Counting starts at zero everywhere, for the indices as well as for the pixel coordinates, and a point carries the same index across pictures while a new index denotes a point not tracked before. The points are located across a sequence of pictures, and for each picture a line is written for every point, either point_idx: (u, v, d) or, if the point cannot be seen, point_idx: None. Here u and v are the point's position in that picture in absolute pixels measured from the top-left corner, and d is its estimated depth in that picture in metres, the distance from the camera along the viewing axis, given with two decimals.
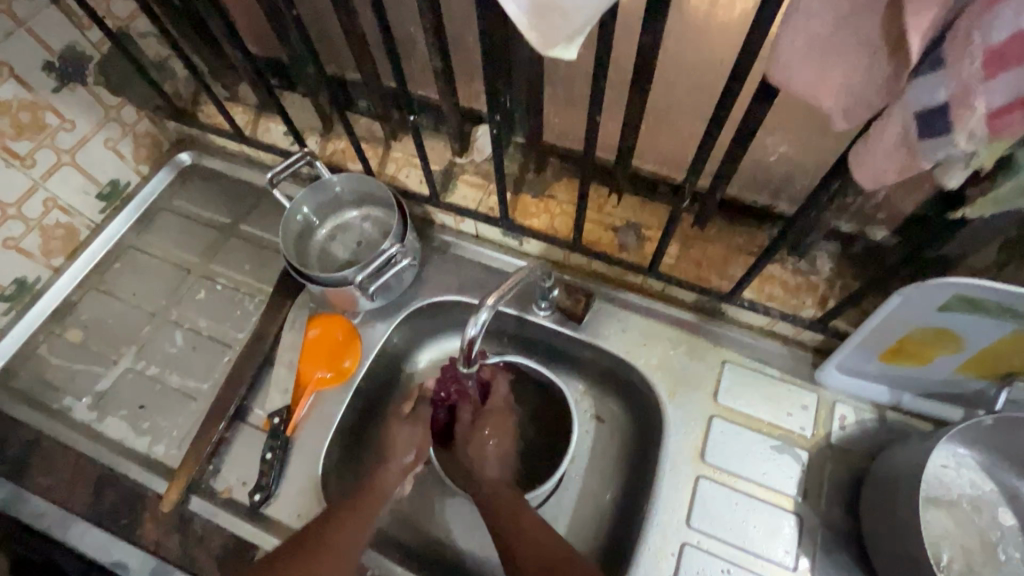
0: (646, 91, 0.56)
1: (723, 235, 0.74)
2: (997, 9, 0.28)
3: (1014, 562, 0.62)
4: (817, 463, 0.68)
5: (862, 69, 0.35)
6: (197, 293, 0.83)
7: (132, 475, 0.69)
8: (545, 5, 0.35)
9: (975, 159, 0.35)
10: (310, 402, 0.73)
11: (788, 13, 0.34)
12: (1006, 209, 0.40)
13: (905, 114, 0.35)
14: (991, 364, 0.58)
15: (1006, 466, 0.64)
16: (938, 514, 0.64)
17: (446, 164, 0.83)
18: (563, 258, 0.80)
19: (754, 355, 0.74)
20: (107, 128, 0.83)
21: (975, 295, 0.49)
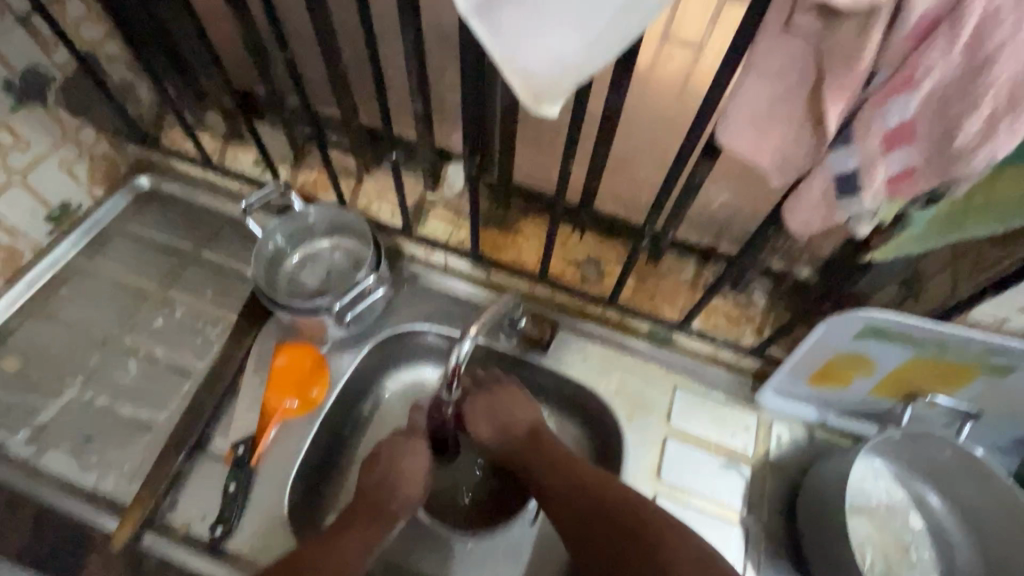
0: (610, 142, 0.63)
1: (673, 271, 0.82)
2: (890, 102, 0.36)
3: (924, 560, 0.71)
4: (759, 478, 0.75)
5: (791, 139, 0.42)
6: (154, 320, 0.81)
7: (77, 513, 0.65)
8: (534, 68, 0.41)
9: (878, 215, 0.43)
10: (274, 432, 0.72)
11: (734, 91, 0.42)
12: (901, 254, 0.49)
13: (825, 177, 0.42)
14: (898, 385, 0.68)
15: (914, 475, 0.74)
16: (862, 520, 0.72)
17: (417, 199, 0.87)
18: (529, 290, 0.85)
19: (702, 380, 0.81)
20: (63, 149, 0.81)
21: (882, 324, 0.58)
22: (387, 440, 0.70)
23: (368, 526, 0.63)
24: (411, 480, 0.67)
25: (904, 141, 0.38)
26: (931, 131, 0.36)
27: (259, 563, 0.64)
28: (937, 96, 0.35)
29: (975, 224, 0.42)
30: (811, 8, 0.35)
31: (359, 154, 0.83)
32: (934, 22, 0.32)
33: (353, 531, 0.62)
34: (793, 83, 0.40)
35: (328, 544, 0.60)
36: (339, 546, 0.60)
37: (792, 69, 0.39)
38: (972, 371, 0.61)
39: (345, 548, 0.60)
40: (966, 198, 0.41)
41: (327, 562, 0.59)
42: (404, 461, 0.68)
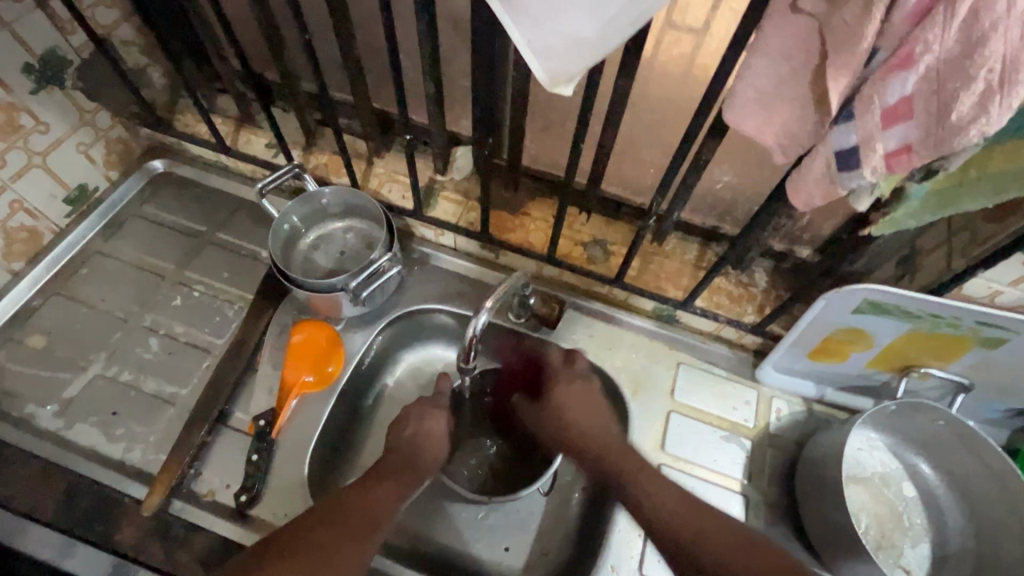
0: (619, 123, 0.64)
1: (678, 251, 0.84)
2: (890, 80, 0.38)
3: (916, 526, 0.74)
4: (759, 450, 0.78)
5: (794, 117, 0.45)
6: (172, 299, 0.83)
7: (106, 482, 0.68)
8: (552, 47, 0.42)
9: (876, 189, 0.45)
10: (293, 406, 0.75)
11: (741, 71, 0.44)
12: (899, 228, 0.51)
13: (827, 153, 0.45)
14: (893, 359, 0.70)
15: (907, 445, 0.77)
16: (857, 488, 0.75)
17: (428, 181, 0.88)
18: (537, 270, 0.88)
19: (704, 357, 0.84)
20: (81, 132, 0.82)
21: (879, 298, 0.61)
22: (414, 403, 0.73)
23: (399, 478, 0.65)
24: (437, 441, 0.69)
25: (902, 118, 0.40)
26: (928, 109, 0.38)
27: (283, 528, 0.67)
28: (935, 73, 0.37)
29: (968, 198, 0.45)
30: None
31: (371, 137, 0.85)
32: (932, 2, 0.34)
33: (386, 482, 0.65)
34: (798, 63, 0.42)
35: (360, 492, 0.63)
36: (371, 495, 0.63)
37: (797, 49, 0.41)
38: (965, 344, 0.63)
39: (378, 497, 0.63)
40: (960, 173, 0.44)
41: (362, 510, 0.61)
42: (431, 423, 0.70)
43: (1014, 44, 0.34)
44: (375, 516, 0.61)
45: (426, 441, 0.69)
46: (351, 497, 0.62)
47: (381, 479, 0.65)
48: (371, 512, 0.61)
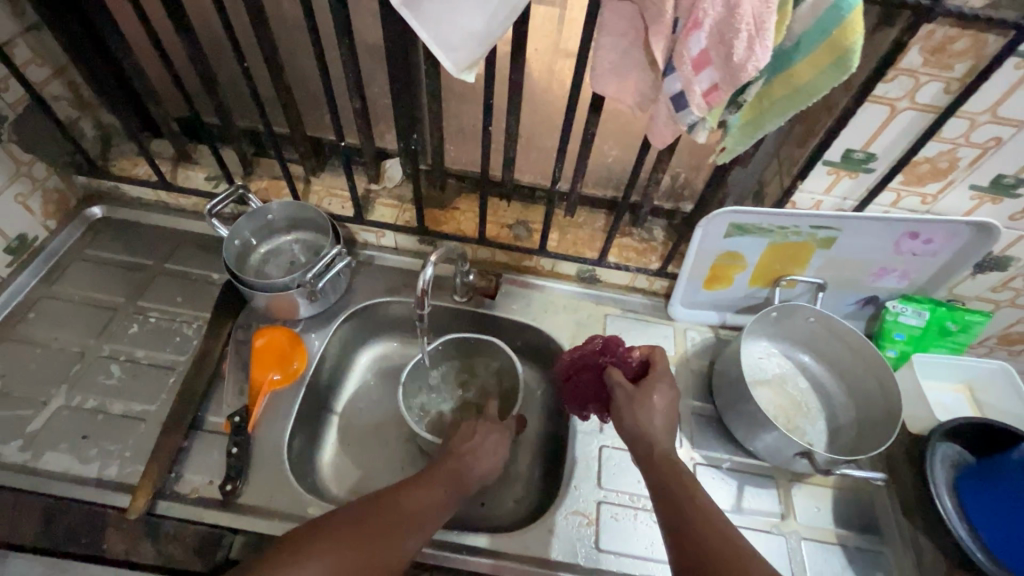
0: (519, 112, 0.79)
1: (589, 221, 0.98)
2: (689, 39, 0.54)
3: (813, 410, 0.90)
4: (682, 372, 0.92)
5: (639, 77, 0.60)
6: (129, 328, 0.86)
7: (85, 499, 0.69)
8: (454, 44, 0.55)
9: (707, 123, 0.61)
10: (265, 402, 0.80)
11: (597, 48, 0.60)
12: (736, 155, 0.67)
13: (665, 100, 0.60)
14: (766, 275, 0.88)
15: (795, 347, 0.94)
16: (763, 388, 0.90)
17: (363, 191, 0.98)
18: (472, 255, 0.99)
19: (625, 307, 0.98)
20: (19, 183, 0.86)
21: (738, 220, 0.78)
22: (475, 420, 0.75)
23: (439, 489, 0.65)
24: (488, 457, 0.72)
25: (705, 65, 0.55)
26: (719, 56, 0.54)
27: (271, 508, 0.71)
28: (716, 29, 0.53)
29: (768, 122, 0.62)
30: None
31: (306, 158, 0.95)
32: None
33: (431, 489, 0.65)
34: (631, 38, 0.58)
35: (410, 489, 0.64)
36: (418, 492, 0.64)
37: (628, 27, 0.57)
38: (810, 248, 0.81)
39: (423, 498, 0.64)
40: (758, 104, 0.61)
41: (406, 507, 0.62)
42: (490, 441, 0.73)
43: (757, 5, 0.51)
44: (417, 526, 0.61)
45: (479, 454, 0.71)
46: (380, 507, 0.61)
47: (445, 471, 0.68)
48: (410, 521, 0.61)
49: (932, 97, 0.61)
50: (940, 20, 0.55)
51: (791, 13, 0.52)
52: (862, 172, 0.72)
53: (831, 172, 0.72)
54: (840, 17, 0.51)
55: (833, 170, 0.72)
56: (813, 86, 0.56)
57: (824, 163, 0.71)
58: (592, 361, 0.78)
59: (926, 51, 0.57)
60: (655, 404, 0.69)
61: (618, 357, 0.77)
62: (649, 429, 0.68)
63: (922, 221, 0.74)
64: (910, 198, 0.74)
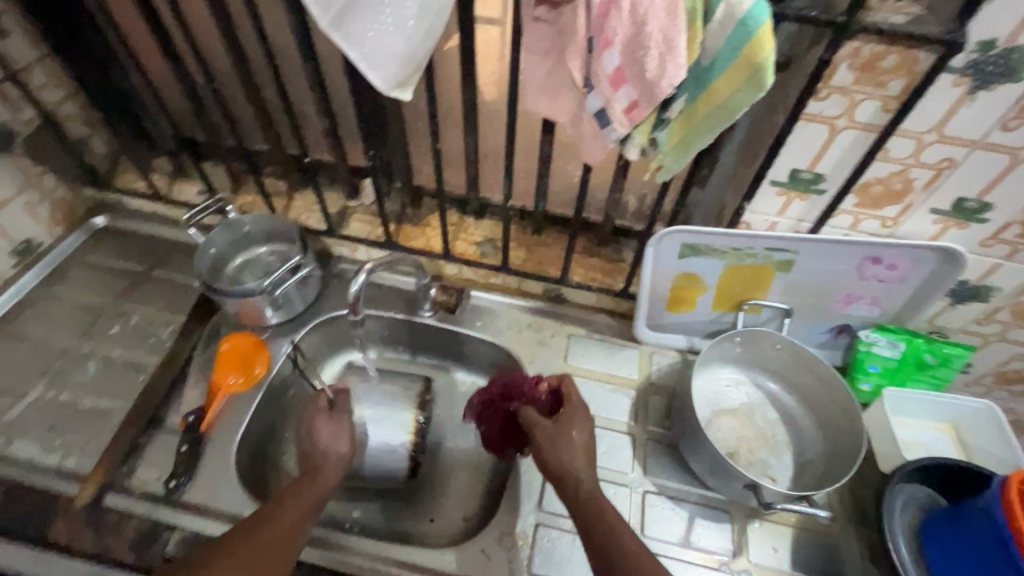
0: (475, 131, 0.82)
1: (556, 240, 0.99)
2: (604, 56, 0.55)
3: (780, 442, 0.85)
4: (643, 397, 0.89)
5: (567, 95, 0.62)
6: (111, 328, 0.92)
7: (42, 486, 0.73)
8: (380, 62, 0.57)
9: (635, 139, 0.61)
10: (222, 404, 0.83)
11: (524, 68, 0.61)
12: (673, 174, 0.66)
13: (590, 117, 0.61)
14: (729, 298, 0.85)
15: (764, 375, 0.90)
16: (726, 417, 0.86)
17: (341, 207, 1.03)
18: (441, 270, 1.01)
19: (591, 327, 0.97)
20: (29, 193, 0.94)
21: (690, 240, 0.77)
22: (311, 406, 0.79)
23: (312, 490, 0.68)
24: (335, 450, 0.74)
25: (622, 82, 0.56)
26: (634, 73, 0.55)
27: (211, 507, 0.73)
28: (628, 47, 0.54)
29: (698, 140, 0.61)
30: (543, 4, 0.55)
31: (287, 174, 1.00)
32: (608, 3, 0.52)
33: (308, 488, 0.68)
34: (554, 57, 0.59)
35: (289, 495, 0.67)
36: (293, 496, 0.67)
37: (551, 47, 0.59)
38: (769, 272, 0.79)
39: (299, 501, 0.66)
40: (687, 122, 0.61)
41: (291, 510, 0.65)
42: (321, 431, 0.75)
43: (664, 23, 0.51)
44: (303, 518, 0.65)
45: (315, 447, 0.74)
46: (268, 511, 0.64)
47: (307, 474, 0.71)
48: (291, 521, 0.64)
49: (870, 115, 0.60)
50: (863, 37, 0.54)
51: (702, 31, 0.53)
52: (813, 194, 0.70)
53: (780, 194, 0.71)
54: (749, 34, 0.51)
55: (783, 190, 0.70)
56: (733, 103, 0.56)
57: (771, 183, 0.69)
58: (496, 405, 0.76)
59: (855, 68, 0.56)
60: (574, 438, 0.68)
61: (527, 396, 0.75)
62: (574, 467, 0.66)
63: (882, 245, 0.71)
64: (868, 221, 0.71)
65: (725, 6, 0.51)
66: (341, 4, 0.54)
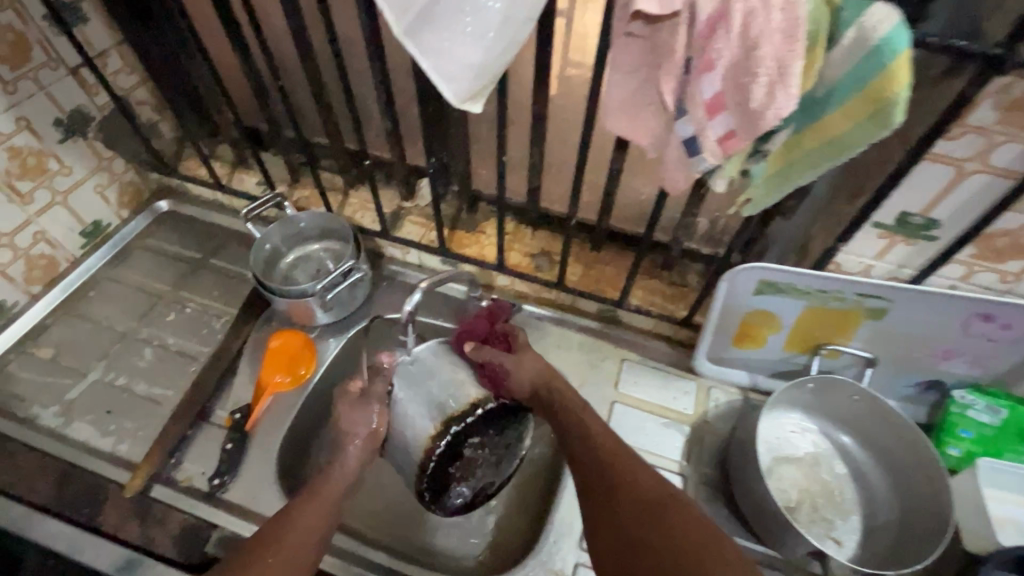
0: (542, 143, 0.77)
1: (615, 259, 0.94)
2: (703, 79, 0.49)
3: (848, 502, 0.78)
4: (697, 435, 0.83)
5: (653, 117, 0.56)
6: (167, 315, 0.93)
7: (96, 469, 0.76)
8: (453, 74, 0.53)
9: (725, 171, 0.55)
10: (268, 403, 0.83)
11: (607, 84, 0.56)
12: (760, 209, 0.60)
13: (677, 143, 0.55)
14: (804, 340, 0.78)
15: (834, 425, 0.83)
16: (789, 467, 0.80)
17: (395, 208, 1.01)
18: (492, 281, 0.98)
19: (646, 353, 0.91)
20: (98, 176, 0.96)
21: (771, 277, 0.70)
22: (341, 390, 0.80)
23: (320, 506, 0.67)
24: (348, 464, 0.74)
25: (720, 109, 0.50)
26: (735, 100, 0.49)
27: (251, 509, 0.74)
28: (732, 71, 0.48)
29: (798, 175, 0.55)
30: (639, 18, 0.49)
31: (345, 171, 0.98)
32: (715, 20, 0.46)
33: (315, 502, 0.67)
34: (644, 75, 0.54)
35: (299, 510, 0.66)
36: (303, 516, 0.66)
37: (641, 64, 0.53)
38: (856, 317, 0.71)
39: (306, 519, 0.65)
40: (787, 155, 0.54)
41: (299, 528, 0.64)
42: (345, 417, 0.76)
43: (779, 47, 0.45)
44: (308, 541, 0.63)
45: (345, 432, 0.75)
46: (280, 528, 0.64)
47: (321, 485, 0.70)
48: (298, 540, 0.63)
49: (1010, 160, 0.51)
50: (1019, 72, 0.46)
51: (823, 57, 0.46)
52: (921, 239, 0.62)
53: (883, 236, 0.63)
54: (881, 66, 0.44)
55: (886, 233, 0.62)
56: (847, 140, 0.49)
57: (873, 224, 0.62)
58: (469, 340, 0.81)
59: (1001, 107, 0.48)
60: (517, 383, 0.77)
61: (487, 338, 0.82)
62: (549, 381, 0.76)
63: (998, 302, 0.62)
64: (984, 274, 0.63)
65: (856, 31, 0.44)
66: (417, 11, 0.49)
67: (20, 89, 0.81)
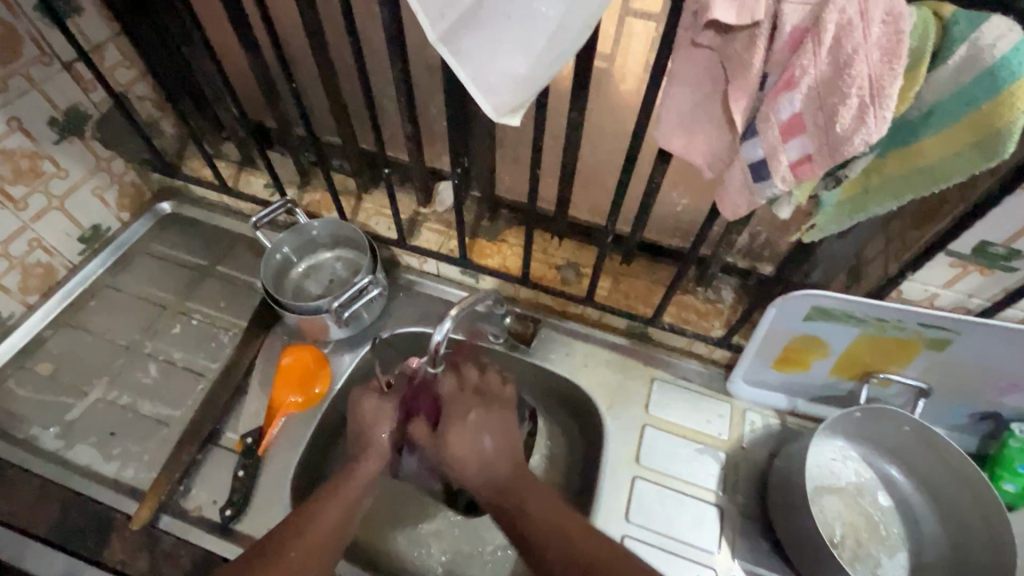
0: (577, 152, 0.71)
1: (646, 272, 0.89)
2: (781, 99, 0.43)
3: (893, 536, 0.74)
4: (733, 462, 0.79)
5: (716, 136, 0.50)
6: (172, 327, 0.88)
7: (101, 498, 0.72)
8: (494, 86, 0.48)
9: (793, 198, 0.50)
10: (280, 425, 0.78)
11: (664, 99, 0.50)
12: (825, 235, 0.55)
13: (742, 166, 0.50)
14: (853, 366, 0.73)
15: (880, 454, 0.78)
16: (831, 498, 0.75)
17: (412, 214, 0.95)
18: (514, 293, 0.93)
19: (677, 373, 0.87)
20: (97, 177, 0.91)
21: (825, 304, 0.65)
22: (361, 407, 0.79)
23: (342, 502, 0.65)
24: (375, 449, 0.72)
25: (798, 131, 0.44)
26: (817, 122, 0.43)
27: None
28: (816, 91, 0.42)
29: (875, 203, 0.49)
30: (710, 27, 0.43)
31: (359, 174, 0.92)
32: (803, 33, 0.40)
33: (336, 499, 0.65)
34: (707, 90, 0.48)
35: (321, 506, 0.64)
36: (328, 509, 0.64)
37: (705, 77, 0.48)
38: (914, 347, 0.66)
39: (330, 514, 0.64)
40: (864, 180, 0.49)
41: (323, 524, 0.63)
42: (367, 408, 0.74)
43: (876, 65, 0.39)
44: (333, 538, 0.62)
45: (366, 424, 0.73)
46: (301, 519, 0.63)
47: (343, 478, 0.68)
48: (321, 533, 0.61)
49: None
50: None
51: (924, 77, 0.40)
52: (998, 270, 0.57)
53: (955, 265, 0.58)
54: (994, 89, 0.38)
55: (959, 262, 0.57)
56: (941, 169, 0.44)
57: (946, 253, 0.57)
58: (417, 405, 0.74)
59: None
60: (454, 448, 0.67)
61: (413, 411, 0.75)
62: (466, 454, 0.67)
63: None
64: None
65: (969, 48, 0.38)
66: (456, 16, 0.44)
67: (10, 87, 0.75)
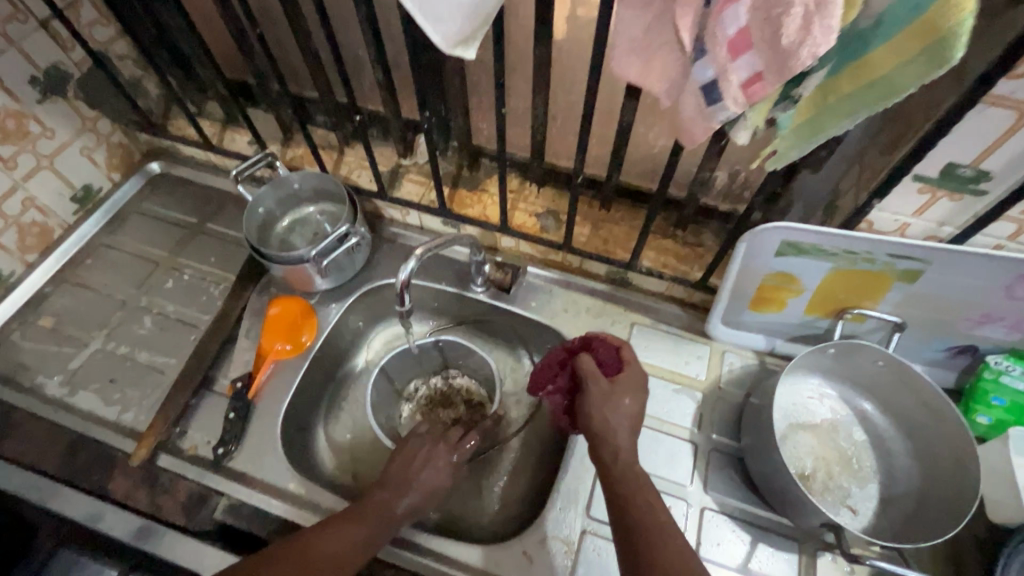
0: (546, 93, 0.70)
1: (627, 218, 0.89)
2: (727, 11, 0.42)
3: (865, 469, 0.75)
4: (709, 401, 0.80)
5: (668, 60, 0.49)
6: (166, 282, 0.91)
7: (102, 439, 0.77)
8: (439, 13, 0.47)
9: (748, 120, 0.49)
10: (269, 371, 0.82)
11: (616, 22, 0.50)
12: (787, 163, 0.54)
13: (694, 90, 0.49)
14: (828, 303, 0.73)
15: (856, 391, 0.78)
16: (805, 433, 0.77)
17: (393, 165, 0.95)
18: (497, 242, 0.93)
19: (657, 317, 0.88)
20: (84, 137, 0.92)
21: (796, 238, 0.64)
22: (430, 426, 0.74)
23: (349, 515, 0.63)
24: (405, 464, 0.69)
25: (745, 47, 0.43)
26: (764, 36, 0.42)
27: (256, 476, 0.74)
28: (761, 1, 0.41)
29: (833, 123, 0.48)
30: None
31: (338, 127, 0.93)
32: None
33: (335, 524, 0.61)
34: (656, 10, 0.47)
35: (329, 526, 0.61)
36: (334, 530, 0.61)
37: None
38: (887, 280, 0.66)
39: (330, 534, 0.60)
40: (821, 100, 0.47)
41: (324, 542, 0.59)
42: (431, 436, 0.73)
43: None
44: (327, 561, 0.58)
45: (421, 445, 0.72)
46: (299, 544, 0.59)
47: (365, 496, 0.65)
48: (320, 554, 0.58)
49: None
50: None
51: None
52: (967, 194, 0.56)
53: (924, 191, 0.57)
54: None
55: (927, 188, 0.56)
56: (895, 82, 0.43)
57: (914, 177, 0.56)
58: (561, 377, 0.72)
59: None
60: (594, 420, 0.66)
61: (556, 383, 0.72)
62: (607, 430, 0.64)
63: None
64: None
65: None
66: None
67: None
